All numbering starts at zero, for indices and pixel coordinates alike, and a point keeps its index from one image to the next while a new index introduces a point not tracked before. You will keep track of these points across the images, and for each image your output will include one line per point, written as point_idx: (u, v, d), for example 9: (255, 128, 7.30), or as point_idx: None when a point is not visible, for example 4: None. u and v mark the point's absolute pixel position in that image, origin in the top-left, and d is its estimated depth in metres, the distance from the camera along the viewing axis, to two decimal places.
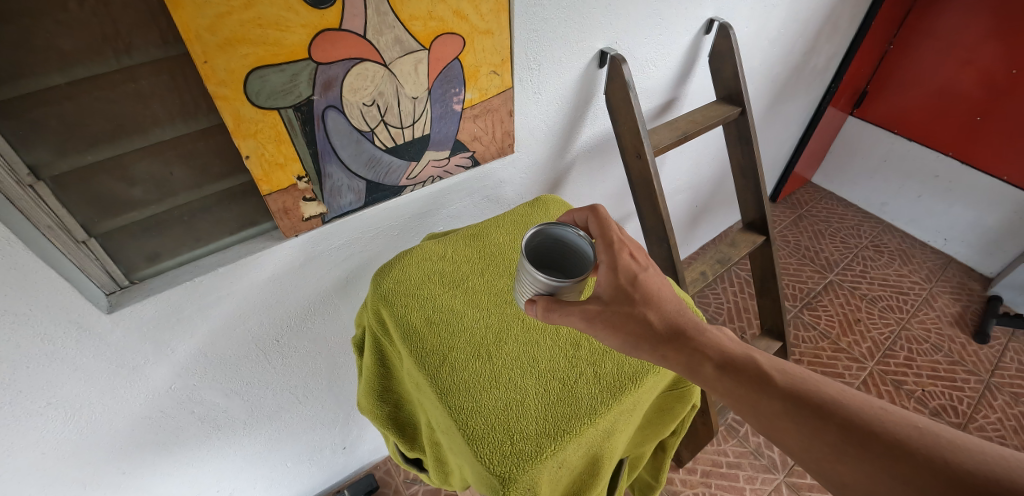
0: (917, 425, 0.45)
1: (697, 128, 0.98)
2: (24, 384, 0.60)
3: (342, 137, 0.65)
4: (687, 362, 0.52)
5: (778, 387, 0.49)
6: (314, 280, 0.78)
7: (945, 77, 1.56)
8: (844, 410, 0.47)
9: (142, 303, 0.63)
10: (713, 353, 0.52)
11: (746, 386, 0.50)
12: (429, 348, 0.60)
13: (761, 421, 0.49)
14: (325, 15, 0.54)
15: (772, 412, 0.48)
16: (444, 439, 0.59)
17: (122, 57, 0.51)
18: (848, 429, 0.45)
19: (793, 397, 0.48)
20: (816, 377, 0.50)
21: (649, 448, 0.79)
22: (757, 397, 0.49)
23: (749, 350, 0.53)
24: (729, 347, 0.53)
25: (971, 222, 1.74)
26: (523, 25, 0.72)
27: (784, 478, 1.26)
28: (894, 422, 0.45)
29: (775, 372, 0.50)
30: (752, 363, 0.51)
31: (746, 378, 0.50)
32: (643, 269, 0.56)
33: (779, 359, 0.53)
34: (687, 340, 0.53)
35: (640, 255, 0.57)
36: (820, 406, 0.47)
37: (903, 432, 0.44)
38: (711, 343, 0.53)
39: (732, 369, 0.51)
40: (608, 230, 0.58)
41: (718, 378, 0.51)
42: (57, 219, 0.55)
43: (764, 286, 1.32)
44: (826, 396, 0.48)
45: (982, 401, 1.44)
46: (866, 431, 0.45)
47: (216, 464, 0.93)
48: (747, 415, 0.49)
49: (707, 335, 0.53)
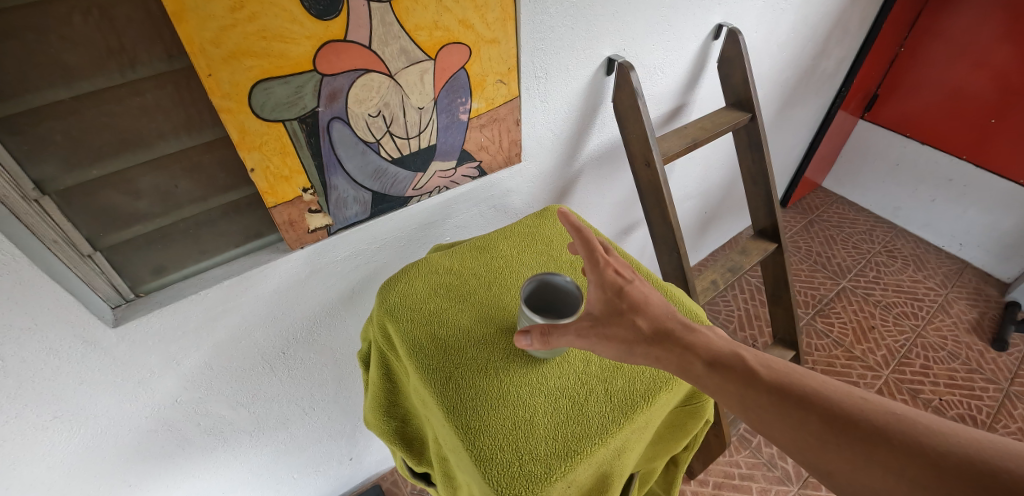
0: (894, 412, 0.43)
1: (706, 135, 0.96)
2: (29, 398, 0.60)
3: (346, 148, 0.64)
4: (676, 360, 0.51)
5: (763, 381, 0.48)
6: (320, 292, 0.78)
7: (957, 80, 1.53)
8: (825, 400, 0.45)
9: (145, 317, 0.62)
10: (701, 350, 0.51)
11: (735, 382, 0.48)
12: (433, 362, 0.59)
13: (749, 415, 0.47)
14: (329, 26, 0.53)
15: (758, 406, 0.47)
16: (453, 456, 0.57)
17: (126, 70, 0.51)
18: (831, 419, 0.44)
19: (778, 391, 0.47)
20: (800, 369, 0.49)
21: (661, 462, 0.77)
22: (744, 391, 0.47)
23: (736, 348, 0.51)
24: (718, 345, 0.51)
25: (987, 227, 1.70)
26: (529, 34, 0.71)
27: (798, 491, 1.23)
28: (873, 410, 0.44)
29: (760, 367, 0.49)
30: (740, 361, 0.50)
31: (734, 374, 0.48)
32: (629, 282, 0.55)
33: (765, 354, 0.51)
34: (675, 340, 0.51)
35: (625, 270, 0.56)
36: (803, 397, 0.46)
37: (882, 420, 0.43)
38: (701, 343, 0.51)
39: (722, 367, 0.49)
40: (591, 248, 0.55)
41: (707, 376, 0.49)
42: (61, 233, 0.54)
43: (776, 294, 1.29)
44: (809, 387, 0.47)
45: (1001, 410, 1.40)
46: (848, 420, 0.44)
47: (223, 475, 0.92)
48: (735, 410, 0.48)
49: (697, 335, 0.52)
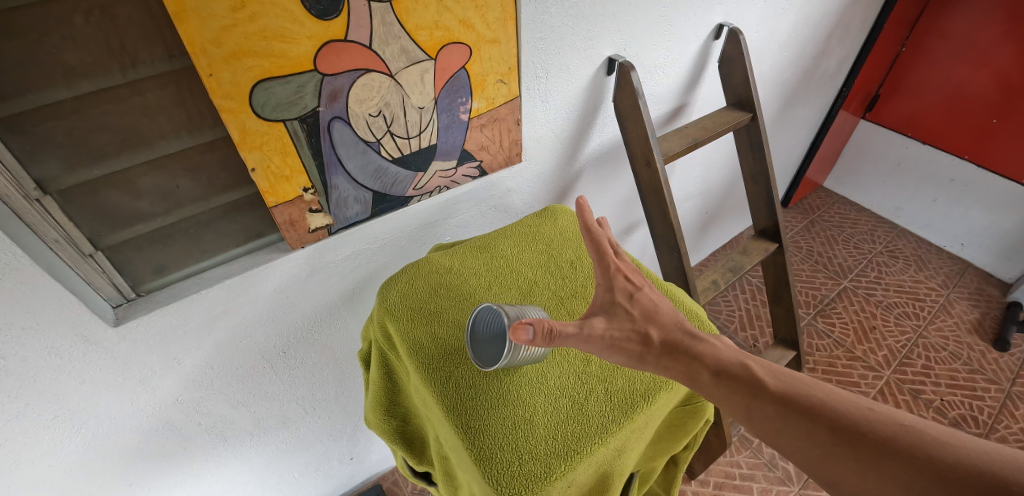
0: (902, 423, 0.43)
1: (706, 135, 0.96)
2: (31, 397, 0.60)
3: (347, 148, 0.64)
4: (684, 370, 0.51)
5: (769, 392, 0.48)
6: (320, 291, 0.78)
7: (958, 80, 1.53)
8: (831, 411, 0.46)
9: (146, 316, 0.62)
10: (708, 360, 0.51)
11: (741, 392, 0.49)
12: (435, 362, 0.59)
13: (755, 425, 0.48)
14: (329, 26, 0.54)
15: (764, 416, 0.47)
16: (453, 455, 0.57)
17: (127, 70, 0.51)
18: (836, 430, 0.44)
19: (783, 401, 0.47)
20: (808, 380, 0.49)
21: (661, 461, 0.77)
22: (750, 402, 0.48)
23: (743, 357, 0.52)
24: (725, 354, 0.52)
25: (989, 227, 1.70)
26: (530, 34, 0.71)
27: (798, 491, 1.22)
28: (880, 421, 0.44)
29: (766, 376, 0.50)
30: (747, 371, 0.50)
31: (741, 385, 0.49)
32: (638, 289, 0.56)
33: (773, 364, 0.52)
34: (683, 350, 0.52)
35: (636, 277, 0.57)
36: (810, 408, 0.46)
37: (888, 430, 0.43)
38: (709, 352, 0.52)
39: (728, 376, 0.50)
40: (602, 249, 0.57)
41: (714, 385, 0.50)
42: (63, 233, 0.54)
43: (777, 294, 1.29)
44: (816, 398, 0.47)
45: (1003, 411, 1.39)
46: (854, 431, 0.44)
47: (224, 474, 0.92)
48: (742, 420, 0.49)
49: (705, 344, 0.53)
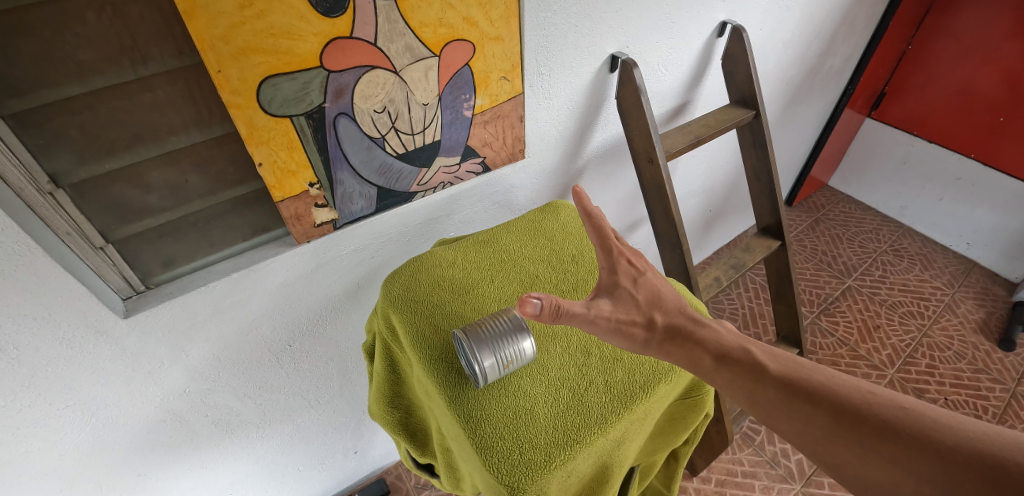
0: (903, 407, 0.44)
1: (709, 132, 0.96)
2: (43, 386, 0.61)
3: (352, 144, 0.65)
4: (687, 355, 0.53)
5: (771, 376, 0.50)
6: (325, 286, 0.79)
7: (965, 78, 1.52)
8: (833, 395, 0.47)
9: (155, 308, 0.63)
10: (710, 346, 0.53)
11: (744, 377, 0.50)
12: (438, 352, 0.60)
13: (758, 409, 0.49)
14: (335, 23, 0.54)
15: (766, 401, 0.49)
16: (455, 446, 0.58)
17: (138, 67, 0.52)
18: (837, 413, 0.46)
19: (786, 385, 0.49)
20: (811, 365, 0.51)
21: (662, 456, 0.78)
22: (753, 386, 0.50)
23: (745, 343, 0.54)
24: (727, 340, 0.54)
25: (995, 227, 1.69)
26: (534, 31, 0.72)
27: (801, 489, 1.23)
28: (881, 405, 0.45)
29: (769, 361, 0.51)
30: (749, 356, 0.52)
31: (744, 370, 0.51)
32: (641, 274, 0.57)
33: (775, 349, 0.53)
34: (686, 335, 0.54)
35: (638, 261, 0.58)
36: (811, 392, 0.48)
37: (889, 414, 0.44)
38: (710, 338, 0.54)
39: (730, 361, 0.52)
40: (603, 233, 0.56)
41: (717, 371, 0.52)
42: (75, 226, 0.56)
43: (780, 292, 1.29)
44: (818, 382, 0.48)
45: (1007, 410, 1.39)
46: (856, 414, 0.45)
47: (229, 467, 0.94)
48: (745, 404, 0.50)
49: (706, 330, 0.54)
